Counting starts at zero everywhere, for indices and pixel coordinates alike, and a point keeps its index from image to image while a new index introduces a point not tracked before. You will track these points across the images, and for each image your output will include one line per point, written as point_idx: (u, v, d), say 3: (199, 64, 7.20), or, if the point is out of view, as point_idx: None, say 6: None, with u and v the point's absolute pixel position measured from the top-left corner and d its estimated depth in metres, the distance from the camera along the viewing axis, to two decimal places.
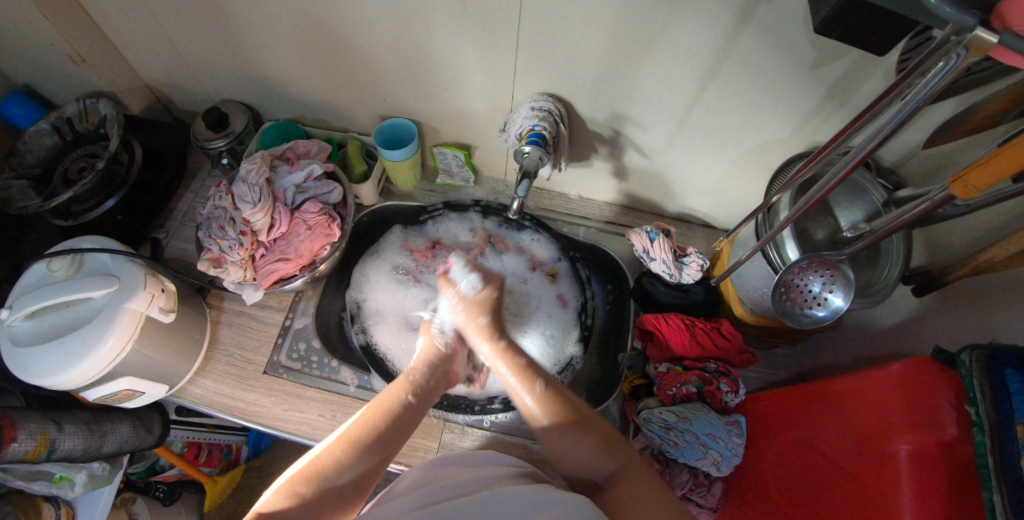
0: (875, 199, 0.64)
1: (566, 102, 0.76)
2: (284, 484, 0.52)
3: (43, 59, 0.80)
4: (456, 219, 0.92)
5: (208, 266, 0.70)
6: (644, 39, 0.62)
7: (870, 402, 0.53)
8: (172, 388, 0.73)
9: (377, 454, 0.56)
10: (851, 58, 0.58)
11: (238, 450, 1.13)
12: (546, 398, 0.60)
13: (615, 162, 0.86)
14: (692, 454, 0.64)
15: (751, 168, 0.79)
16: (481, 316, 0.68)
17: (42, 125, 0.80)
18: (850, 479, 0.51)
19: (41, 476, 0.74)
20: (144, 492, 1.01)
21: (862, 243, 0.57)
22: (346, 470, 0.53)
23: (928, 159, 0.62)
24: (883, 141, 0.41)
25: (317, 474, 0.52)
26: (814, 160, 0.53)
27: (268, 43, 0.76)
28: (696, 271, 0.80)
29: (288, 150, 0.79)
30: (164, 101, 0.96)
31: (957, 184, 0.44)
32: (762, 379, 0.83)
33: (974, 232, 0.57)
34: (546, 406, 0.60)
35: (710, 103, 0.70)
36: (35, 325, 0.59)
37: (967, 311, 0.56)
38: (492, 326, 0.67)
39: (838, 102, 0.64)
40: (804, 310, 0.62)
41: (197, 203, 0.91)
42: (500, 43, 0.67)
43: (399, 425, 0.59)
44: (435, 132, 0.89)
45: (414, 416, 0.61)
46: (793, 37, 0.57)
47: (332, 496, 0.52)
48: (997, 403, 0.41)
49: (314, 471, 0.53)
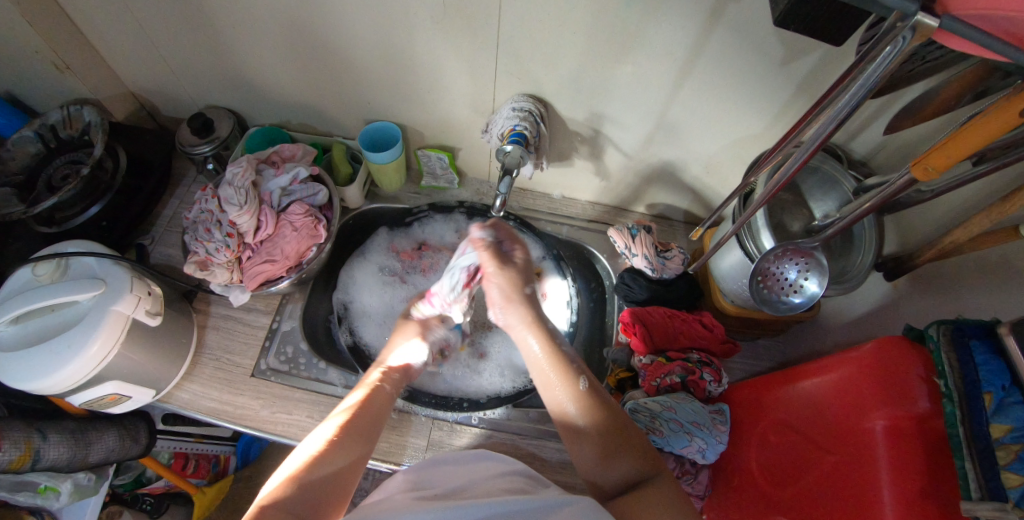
0: (847, 190, 0.67)
1: (547, 102, 0.78)
2: (285, 476, 0.54)
3: (26, 67, 0.80)
4: (442, 220, 0.93)
5: (194, 269, 0.69)
6: (620, 40, 0.65)
7: (844, 381, 0.54)
8: (158, 393, 0.73)
9: (360, 447, 0.60)
10: (815, 53, 0.60)
11: (225, 460, 1.11)
12: (588, 397, 0.61)
13: (596, 161, 0.88)
14: (678, 443, 0.64)
15: (728, 163, 0.82)
16: (527, 286, 0.69)
17: (25, 132, 0.80)
18: (830, 457, 0.52)
19: (25, 486, 0.72)
20: (129, 505, 1.00)
21: (832, 231, 0.59)
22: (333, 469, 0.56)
23: (896, 150, 0.65)
24: (840, 125, 0.43)
25: (314, 468, 0.55)
26: (773, 153, 0.55)
27: (253, 49, 0.77)
28: (677, 266, 0.82)
29: (273, 154, 0.80)
30: (149, 108, 0.97)
31: (918, 168, 0.45)
32: (746, 370, 0.84)
33: (940, 217, 0.60)
34: (581, 392, 0.61)
35: (685, 101, 0.72)
36: (20, 330, 0.59)
37: (937, 293, 0.58)
38: (534, 325, 0.68)
39: (807, 97, 0.67)
40: (782, 297, 0.64)
41: (184, 209, 0.91)
42: (481, 46, 0.69)
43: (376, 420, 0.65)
44: (420, 135, 0.91)
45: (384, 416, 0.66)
46: (760, 34, 0.60)
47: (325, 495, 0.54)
48: (964, 374, 0.43)
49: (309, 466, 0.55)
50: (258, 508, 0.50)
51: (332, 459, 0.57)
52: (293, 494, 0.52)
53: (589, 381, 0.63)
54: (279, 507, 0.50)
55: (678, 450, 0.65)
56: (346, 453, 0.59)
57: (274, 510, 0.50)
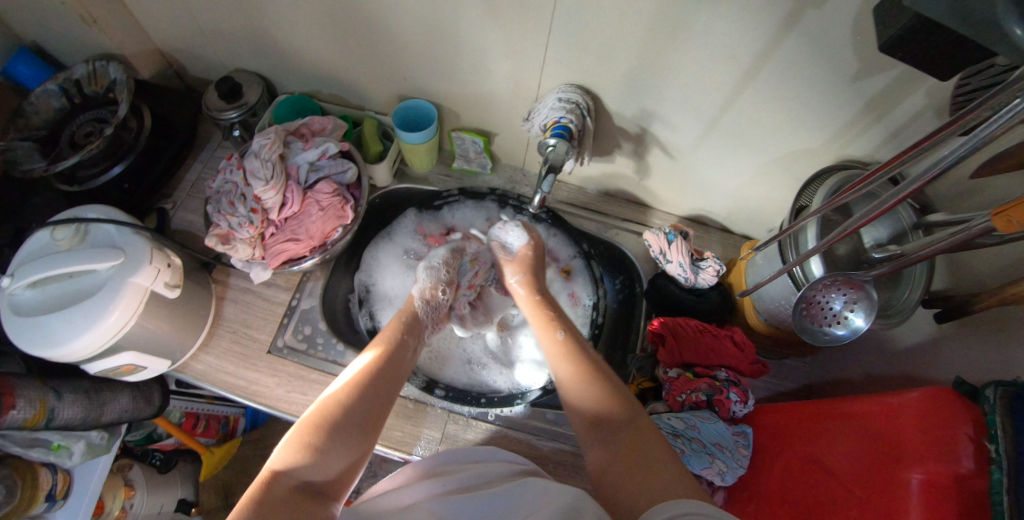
0: (904, 221, 0.63)
1: (594, 95, 0.73)
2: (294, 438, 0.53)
3: (51, 17, 0.76)
4: (473, 207, 0.91)
5: (216, 243, 0.67)
6: (681, 37, 0.60)
7: (884, 427, 0.52)
8: (174, 363, 0.72)
9: (371, 423, 0.57)
10: (893, 73, 0.56)
11: (235, 421, 1.16)
12: (568, 344, 0.65)
13: (637, 160, 0.84)
14: (699, 463, 0.62)
15: (777, 176, 0.77)
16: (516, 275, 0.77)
17: (49, 85, 0.77)
18: (857, 502, 0.51)
19: (38, 443, 0.71)
20: (140, 459, 0.99)
21: (887, 267, 0.56)
22: (341, 437, 0.55)
23: (964, 182, 0.60)
24: (941, 174, 0.41)
25: (326, 431, 0.54)
26: (862, 184, 0.51)
27: (286, 13, 0.72)
28: (711, 277, 0.79)
29: (303, 126, 0.76)
30: (176, 67, 0.93)
31: (1000, 217, 0.42)
32: (768, 389, 0.83)
33: (1005, 261, 0.56)
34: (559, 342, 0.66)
35: (742, 108, 0.67)
36: (38, 294, 0.58)
37: (985, 341, 0.55)
38: (529, 281, 0.76)
39: (874, 118, 0.62)
40: (824, 327, 0.61)
41: (207, 175, 0.89)
42: (533, 30, 0.65)
43: (391, 379, 0.63)
44: (454, 116, 0.86)
45: (395, 381, 0.63)
46: (839, 47, 0.55)
47: (337, 460, 0.53)
48: (1018, 441, 0.40)
49: (320, 428, 0.54)
50: (269, 474, 0.50)
51: (343, 428, 0.55)
52: (304, 461, 0.51)
53: (568, 331, 0.67)
54: (289, 472, 0.50)
55: (697, 471, 0.62)
56: (360, 416, 0.57)
57: (288, 478, 0.50)
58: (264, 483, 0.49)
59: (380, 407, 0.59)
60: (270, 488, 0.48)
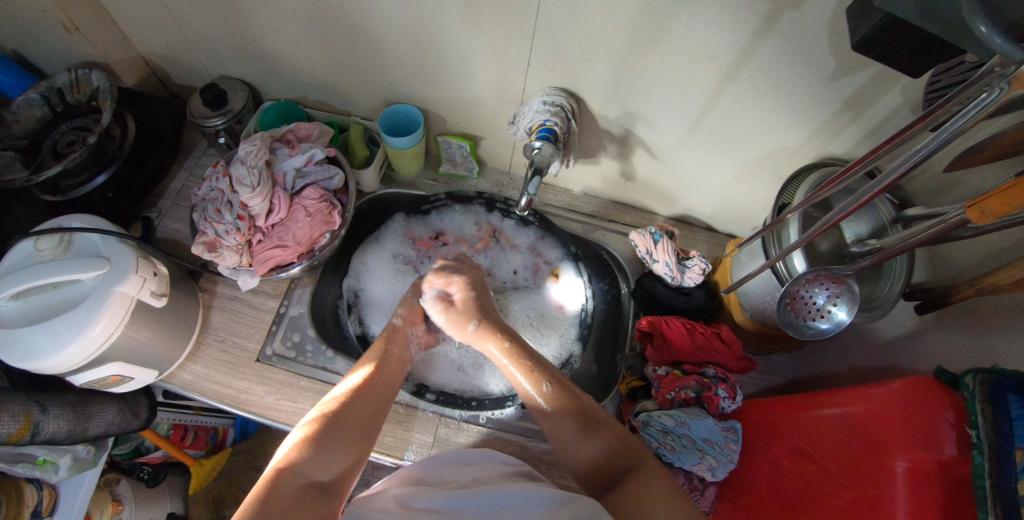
0: (883, 215, 0.64)
1: (579, 98, 0.74)
2: (298, 439, 0.55)
3: (32, 26, 0.75)
4: (461, 211, 0.91)
5: (202, 251, 0.67)
6: (661, 39, 0.61)
7: (869, 418, 0.53)
8: (161, 373, 0.71)
9: (371, 429, 0.60)
10: (869, 72, 0.57)
11: (224, 433, 1.14)
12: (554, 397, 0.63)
13: (623, 161, 0.85)
14: (689, 459, 0.64)
15: (760, 175, 0.78)
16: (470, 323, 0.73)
17: (30, 94, 0.76)
18: (847, 492, 0.51)
19: (23, 458, 0.70)
20: (127, 474, 0.98)
21: (868, 261, 0.57)
22: (341, 438, 0.57)
23: (940, 176, 0.62)
24: (913, 168, 0.42)
25: (331, 432, 0.56)
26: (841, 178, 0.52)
27: (272, 20, 0.73)
28: (697, 275, 0.80)
29: (288, 132, 0.76)
30: (160, 74, 0.92)
31: (974, 209, 0.43)
32: (756, 385, 0.84)
33: (979, 252, 0.57)
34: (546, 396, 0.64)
35: (724, 108, 0.68)
36: (20, 306, 0.57)
37: (963, 331, 0.57)
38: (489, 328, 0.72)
39: (851, 116, 0.64)
40: (808, 321, 0.63)
41: (193, 183, 0.88)
42: (517, 34, 0.65)
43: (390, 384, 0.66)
44: (441, 121, 0.87)
45: (394, 387, 0.67)
46: (815, 47, 0.56)
47: (339, 461, 0.56)
48: (998, 427, 0.41)
49: (324, 429, 0.56)
50: (274, 471, 0.51)
51: (345, 428, 0.58)
52: (309, 459, 0.53)
53: (553, 382, 0.65)
54: (295, 469, 0.52)
55: (688, 466, 0.64)
56: (362, 420, 0.60)
57: (294, 475, 0.51)
58: (269, 480, 0.50)
59: (379, 410, 0.63)
60: (276, 485, 0.50)
